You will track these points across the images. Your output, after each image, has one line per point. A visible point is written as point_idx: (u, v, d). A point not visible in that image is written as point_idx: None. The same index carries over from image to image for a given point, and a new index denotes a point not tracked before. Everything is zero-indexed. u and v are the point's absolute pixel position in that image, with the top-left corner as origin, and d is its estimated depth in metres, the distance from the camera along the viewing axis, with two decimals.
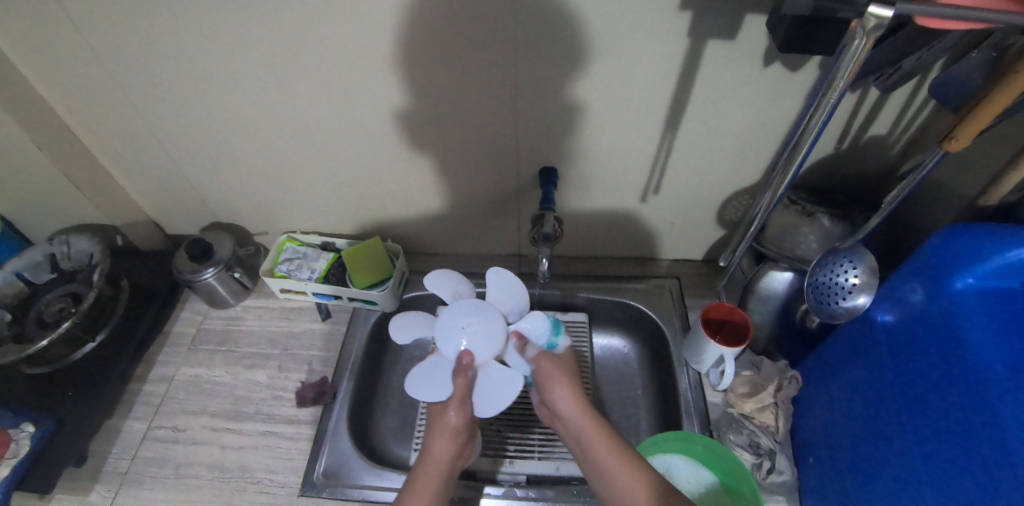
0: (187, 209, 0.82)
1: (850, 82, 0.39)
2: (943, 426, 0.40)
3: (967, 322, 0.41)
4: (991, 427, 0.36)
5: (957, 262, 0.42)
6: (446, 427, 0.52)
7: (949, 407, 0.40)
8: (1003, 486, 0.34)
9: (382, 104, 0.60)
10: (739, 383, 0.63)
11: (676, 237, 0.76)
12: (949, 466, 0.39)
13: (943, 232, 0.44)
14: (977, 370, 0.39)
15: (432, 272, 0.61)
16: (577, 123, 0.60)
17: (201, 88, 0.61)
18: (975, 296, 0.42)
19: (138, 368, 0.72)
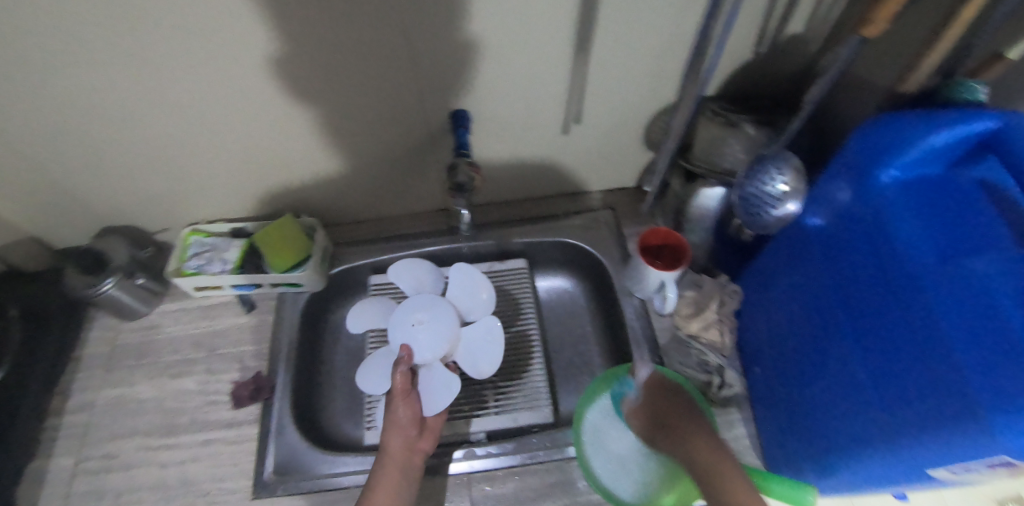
0: (66, 220, 0.71)
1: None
2: (875, 322, 0.40)
3: (895, 216, 0.40)
4: (921, 314, 0.36)
5: (884, 153, 0.40)
6: (393, 424, 0.52)
7: (880, 304, 0.40)
8: (933, 371, 0.34)
9: (249, 67, 0.51)
10: (682, 305, 0.62)
11: (606, 167, 0.72)
12: (884, 358, 0.39)
13: (868, 126, 0.42)
14: (908, 261, 0.38)
15: (398, 261, 0.63)
16: (480, 56, 0.53)
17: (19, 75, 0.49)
18: (901, 188, 0.40)
19: (53, 401, 0.67)
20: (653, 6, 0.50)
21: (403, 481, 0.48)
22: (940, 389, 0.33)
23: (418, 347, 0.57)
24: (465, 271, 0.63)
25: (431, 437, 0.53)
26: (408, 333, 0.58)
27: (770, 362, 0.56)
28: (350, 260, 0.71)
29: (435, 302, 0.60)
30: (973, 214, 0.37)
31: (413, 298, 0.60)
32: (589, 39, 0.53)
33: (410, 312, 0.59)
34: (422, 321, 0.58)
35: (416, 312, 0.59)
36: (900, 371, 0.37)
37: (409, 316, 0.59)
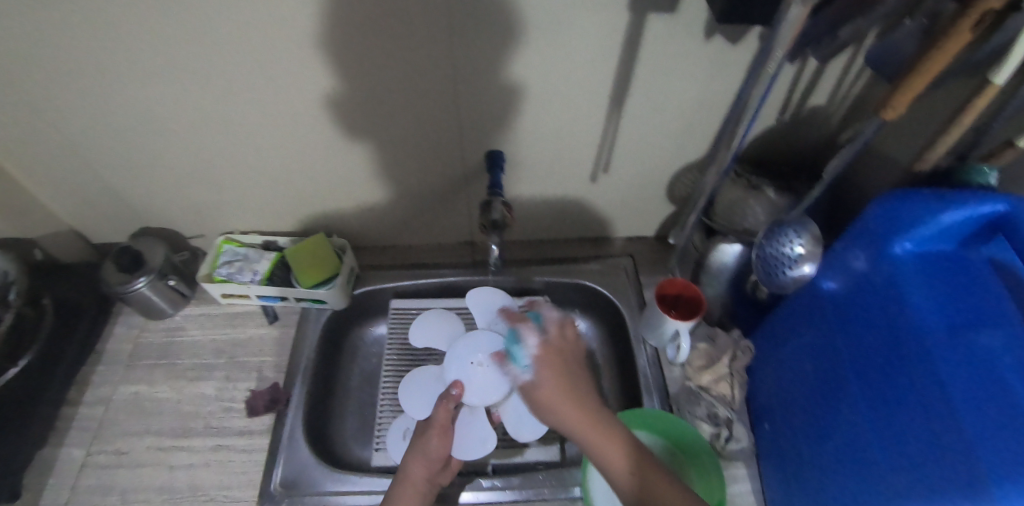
0: (110, 218, 0.76)
1: (788, 52, 0.39)
2: (886, 390, 0.41)
3: (907, 287, 0.41)
4: (930, 386, 0.37)
5: (897, 227, 0.42)
6: (423, 450, 0.52)
7: (891, 372, 0.40)
8: (940, 445, 0.35)
9: (305, 96, 0.55)
10: (696, 356, 0.64)
11: (630, 215, 0.75)
12: (891, 426, 0.40)
13: (882, 199, 0.43)
14: (917, 332, 0.39)
15: (482, 293, 0.67)
16: (521, 105, 0.57)
17: (100, 86, 0.54)
18: (915, 261, 0.41)
19: (71, 392, 0.69)
20: (687, 76, 0.54)
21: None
22: (946, 464, 0.34)
23: (471, 388, 0.61)
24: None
25: (448, 473, 0.54)
26: (467, 372, 0.62)
27: (778, 421, 0.57)
28: (373, 283, 0.73)
29: (501, 349, 0.63)
30: (988, 296, 0.38)
31: (483, 336, 0.64)
32: (623, 95, 0.56)
33: (474, 348, 0.63)
34: (482, 364, 0.62)
35: (481, 354, 0.63)
36: (910, 442, 0.37)
37: (471, 354, 0.63)
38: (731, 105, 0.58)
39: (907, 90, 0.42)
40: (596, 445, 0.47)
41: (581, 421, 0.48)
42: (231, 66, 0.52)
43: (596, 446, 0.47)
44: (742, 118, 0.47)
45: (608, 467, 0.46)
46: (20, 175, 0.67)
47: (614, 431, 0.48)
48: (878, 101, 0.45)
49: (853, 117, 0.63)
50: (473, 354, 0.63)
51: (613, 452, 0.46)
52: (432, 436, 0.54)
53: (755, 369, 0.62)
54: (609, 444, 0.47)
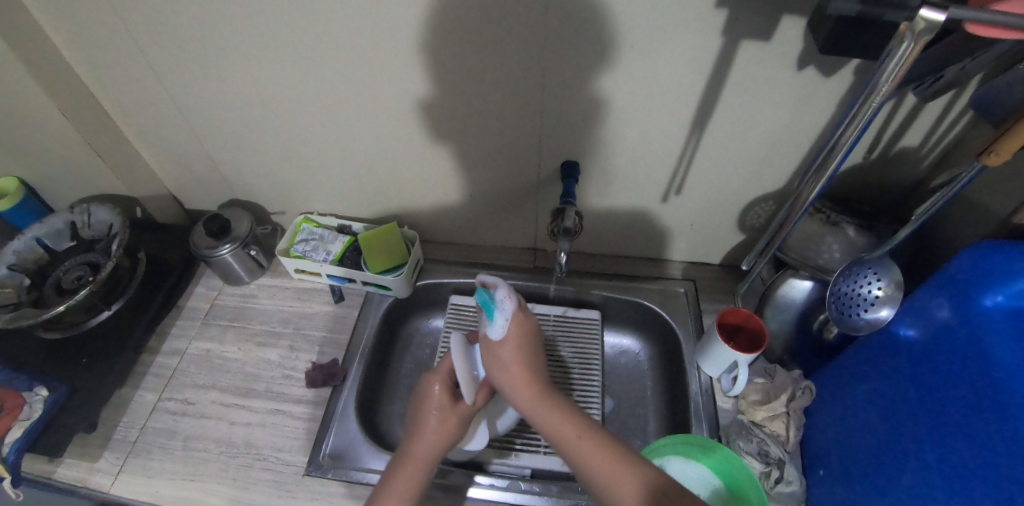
0: (205, 186, 0.83)
1: (894, 88, 0.36)
2: (964, 449, 0.38)
3: (993, 344, 0.38)
4: (1011, 452, 0.34)
5: (986, 277, 0.39)
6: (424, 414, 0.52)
7: (970, 428, 0.38)
8: None
9: (399, 91, 0.58)
10: (751, 391, 0.63)
11: (694, 239, 0.74)
12: (967, 491, 0.37)
13: (973, 249, 0.41)
14: (1000, 391, 0.36)
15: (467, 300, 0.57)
16: (602, 119, 0.58)
17: (222, 68, 0.60)
18: (1007, 316, 0.38)
19: (152, 340, 0.76)
20: (775, 103, 0.54)
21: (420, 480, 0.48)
22: None
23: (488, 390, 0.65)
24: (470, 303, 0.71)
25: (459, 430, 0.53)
26: None
27: (835, 469, 0.54)
28: (434, 277, 0.76)
29: None
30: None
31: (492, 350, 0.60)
32: (705, 118, 0.56)
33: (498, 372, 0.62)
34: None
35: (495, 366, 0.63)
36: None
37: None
38: (817, 139, 0.57)
39: (1014, 137, 0.40)
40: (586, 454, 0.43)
41: (570, 425, 0.46)
42: (336, 59, 0.56)
43: (578, 455, 0.44)
44: (832, 152, 0.44)
45: (602, 488, 0.42)
46: (140, 140, 0.76)
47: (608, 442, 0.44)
48: (980, 145, 0.43)
49: (945, 162, 0.59)
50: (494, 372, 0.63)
51: (604, 463, 0.42)
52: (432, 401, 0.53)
53: (814, 412, 0.59)
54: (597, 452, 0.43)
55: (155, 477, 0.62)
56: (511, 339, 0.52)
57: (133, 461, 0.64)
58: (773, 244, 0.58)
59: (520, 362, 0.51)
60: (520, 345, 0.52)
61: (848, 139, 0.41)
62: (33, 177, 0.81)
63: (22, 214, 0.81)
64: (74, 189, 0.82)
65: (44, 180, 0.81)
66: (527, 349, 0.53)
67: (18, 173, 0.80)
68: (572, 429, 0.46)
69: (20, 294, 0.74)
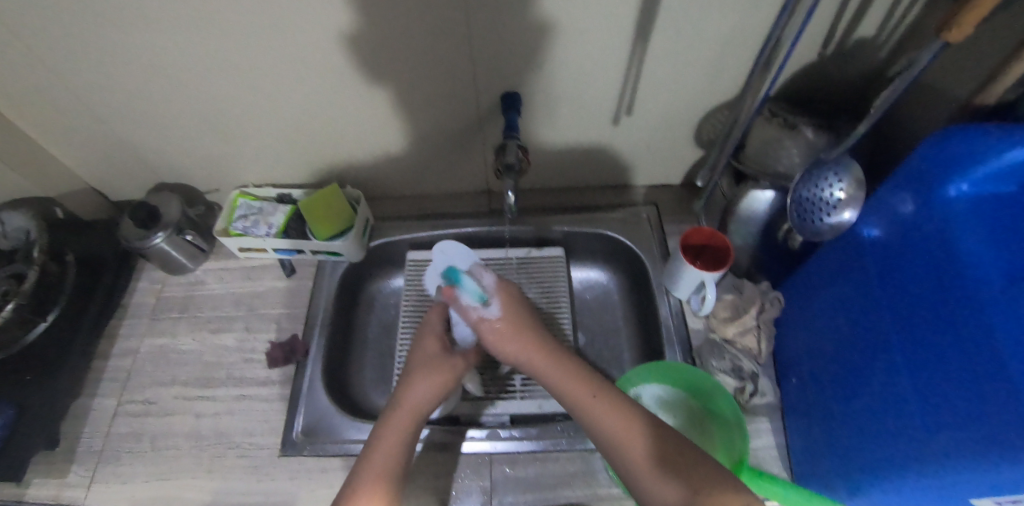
0: (126, 173, 0.75)
1: None
2: (929, 341, 0.38)
3: (960, 232, 0.37)
4: (980, 340, 0.33)
5: (950, 167, 0.37)
6: (427, 385, 0.50)
7: (935, 319, 0.38)
8: (989, 407, 0.31)
9: (313, 36, 0.52)
10: (722, 308, 0.61)
11: (653, 161, 0.71)
12: (933, 383, 0.36)
13: (941, 135, 0.38)
14: (972, 281, 0.35)
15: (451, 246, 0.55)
16: (541, 43, 0.53)
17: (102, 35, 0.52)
18: (971, 205, 0.37)
19: (101, 344, 0.71)
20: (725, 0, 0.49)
21: (405, 450, 0.46)
22: (994, 428, 0.30)
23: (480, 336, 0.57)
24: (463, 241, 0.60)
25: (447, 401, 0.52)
26: None
27: (806, 376, 0.54)
28: (389, 235, 0.73)
29: None
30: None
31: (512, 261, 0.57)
32: (650, 26, 0.51)
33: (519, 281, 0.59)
34: None
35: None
36: (953, 393, 0.35)
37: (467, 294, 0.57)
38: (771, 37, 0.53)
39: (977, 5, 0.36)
40: (595, 410, 0.43)
41: (582, 391, 0.45)
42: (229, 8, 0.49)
43: (589, 414, 0.43)
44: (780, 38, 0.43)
45: (609, 437, 0.42)
46: (36, 130, 0.67)
47: (615, 399, 0.44)
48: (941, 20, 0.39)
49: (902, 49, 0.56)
50: None
51: (619, 422, 0.42)
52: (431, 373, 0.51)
53: (783, 321, 0.59)
54: (608, 410, 0.43)
55: (127, 481, 0.60)
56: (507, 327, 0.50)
57: (103, 469, 0.61)
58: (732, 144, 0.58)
59: (526, 340, 0.49)
60: (518, 329, 0.50)
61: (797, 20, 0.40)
62: None
63: None
64: None
65: None
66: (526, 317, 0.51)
67: None
68: (584, 395, 0.45)
69: None
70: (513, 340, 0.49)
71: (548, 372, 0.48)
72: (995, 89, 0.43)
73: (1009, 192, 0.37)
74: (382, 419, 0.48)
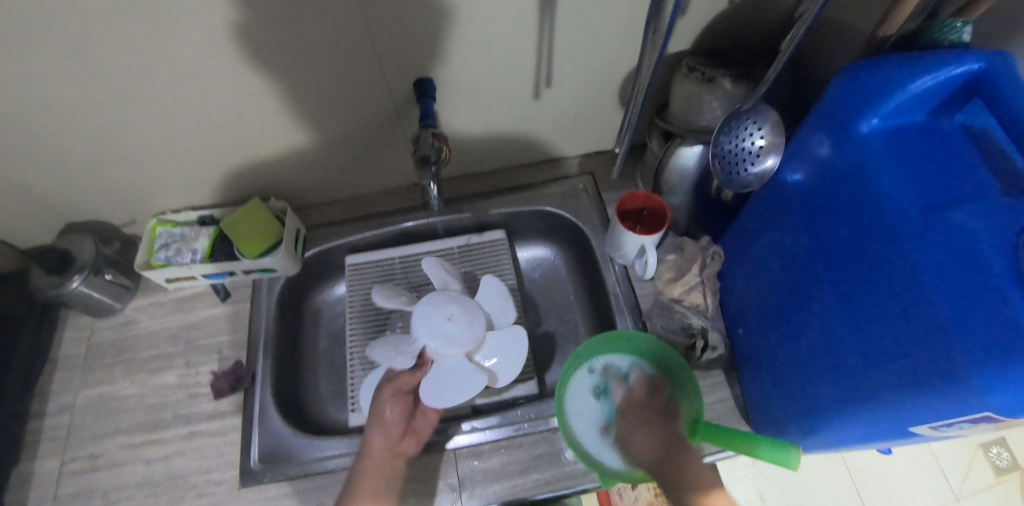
0: (26, 220, 0.69)
1: None
2: (857, 280, 0.38)
3: (876, 166, 0.37)
4: (905, 273, 0.34)
5: (864, 103, 0.38)
6: (380, 421, 0.52)
7: (860, 258, 0.38)
8: (920, 336, 0.32)
9: (192, 47, 0.47)
10: (665, 269, 0.61)
11: (583, 130, 0.70)
12: (865, 317, 0.38)
13: (849, 74, 0.38)
14: (890, 213, 0.35)
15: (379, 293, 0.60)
16: (441, 23, 0.50)
17: None
18: (883, 139, 0.38)
19: (32, 404, 0.66)
20: None
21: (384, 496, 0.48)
22: (927, 356, 0.32)
23: (447, 340, 0.55)
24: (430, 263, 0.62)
25: (413, 439, 0.54)
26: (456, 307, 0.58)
27: (751, 324, 0.55)
28: (323, 243, 0.70)
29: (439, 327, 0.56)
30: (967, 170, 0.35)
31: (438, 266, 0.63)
32: None
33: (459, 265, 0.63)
34: (447, 319, 0.56)
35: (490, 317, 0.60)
36: (884, 330, 0.35)
37: (430, 300, 0.58)
38: None
39: None
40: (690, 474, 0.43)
41: (679, 454, 0.45)
42: (86, 28, 0.44)
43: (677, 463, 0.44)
44: None
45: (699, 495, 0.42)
46: None
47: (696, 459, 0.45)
48: None
49: None
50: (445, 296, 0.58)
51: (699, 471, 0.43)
52: (384, 405, 0.53)
53: (726, 273, 0.60)
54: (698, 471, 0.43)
55: None
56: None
57: None
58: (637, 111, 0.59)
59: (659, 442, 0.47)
60: (641, 415, 0.50)
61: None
62: None
63: None
64: None
65: None
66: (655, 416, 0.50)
67: None
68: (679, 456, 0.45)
69: None
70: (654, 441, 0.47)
71: (661, 458, 0.45)
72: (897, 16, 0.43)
73: (918, 121, 0.38)
74: (353, 476, 0.50)
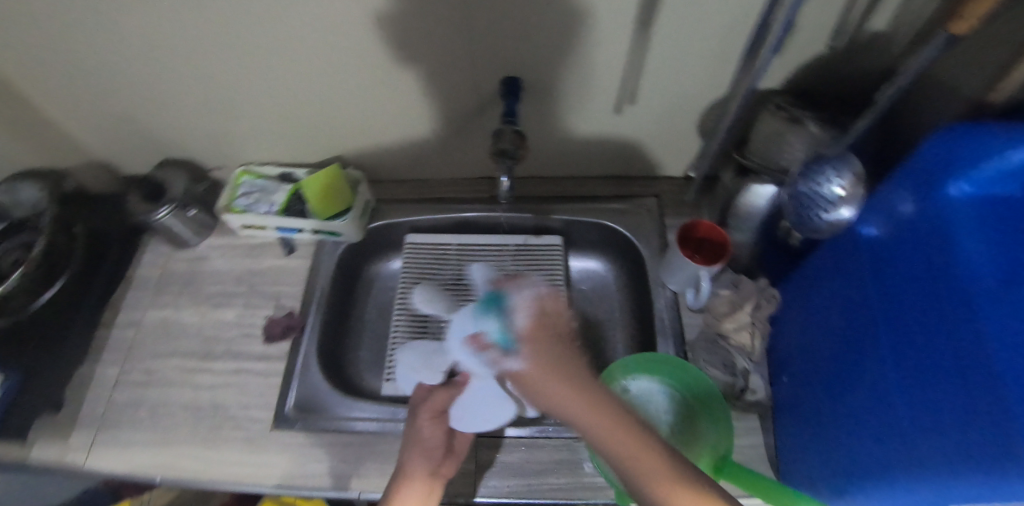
0: (133, 149, 0.76)
1: None
2: (919, 343, 0.37)
3: (958, 230, 0.35)
4: (971, 342, 0.32)
5: (954, 163, 0.36)
6: (418, 446, 0.50)
7: (924, 320, 0.36)
8: (976, 410, 0.30)
9: (310, 17, 0.52)
10: (718, 303, 0.60)
11: (656, 151, 0.70)
12: (920, 383, 0.36)
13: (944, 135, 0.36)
14: (963, 278, 0.34)
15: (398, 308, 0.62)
16: (539, 27, 0.52)
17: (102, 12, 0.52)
18: (972, 205, 0.36)
19: (106, 314, 0.73)
20: None
21: None
22: (981, 431, 0.29)
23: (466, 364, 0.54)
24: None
25: (452, 460, 0.52)
26: None
27: (798, 373, 0.54)
28: (389, 217, 0.73)
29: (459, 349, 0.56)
30: None
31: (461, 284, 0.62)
32: (651, 12, 0.50)
33: None
34: None
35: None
36: (936, 397, 0.34)
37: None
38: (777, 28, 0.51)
39: None
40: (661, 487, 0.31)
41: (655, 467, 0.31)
42: None
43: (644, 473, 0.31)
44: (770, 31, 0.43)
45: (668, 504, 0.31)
46: (44, 102, 0.68)
47: (683, 472, 0.32)
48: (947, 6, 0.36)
49: None
50: None
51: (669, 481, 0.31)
52: (420, 429, 0.51)
53: (780, 319, 0.58)
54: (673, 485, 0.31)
55: (126, 446, 0.61)
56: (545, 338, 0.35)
57: (104, 435, 0.63)
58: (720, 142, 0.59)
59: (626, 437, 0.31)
60: (553, 372, 0.33)
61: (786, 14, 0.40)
62: None
63: None
64: None
65: None
66: (560, 355, 0.34)
67: None
68: (653, 466, 0.32)
69: None
70: (580, 414, 0.32)
71: (628, 459, 0.32)
72: (1002, 87, 0.41)
73: (1007, 194, 0.36)
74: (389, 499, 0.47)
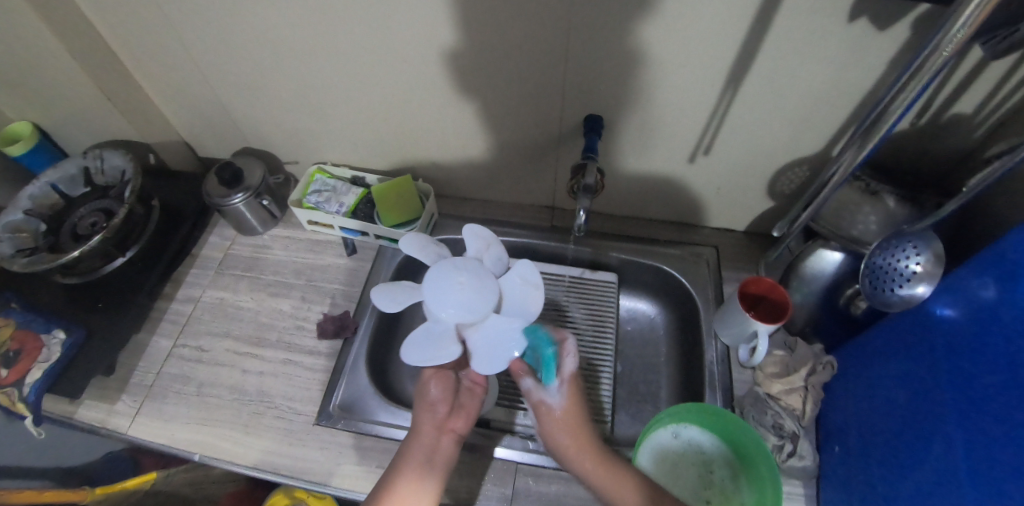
0: (219, 134, 0.81)
1: (959, 48, 0.34)
2: (993, 442, 0.35)
3: None
4: None
5: None
6: (425, 401, 0.52)
7: (1000, 421, 0.35)
8: None
9: (410, 39, 0.55)
10: (769, 363, 0.61)
11: (720, 203, 0.71)
12: (989, 477, 0.35)
13: None
14: None
15: (376, 298, 0.51)
16: (628, 72, 0.54)
17: (224, 12, 0.57)
18: None
19: (167, 287, 0.76)
20: (817, 61, 0.49)
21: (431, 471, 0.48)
22: None
23: (463, 313, 0.47)
24: (411, 243, 0.53)
25: (464, 415, 0.52)
26: (455, 279, 0.48)
27: (852, 447, 0.52)
28: (449, 232, 0.76)
29: (450, 297, 0.47)
30: None
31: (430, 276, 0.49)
32: (742, 72, 0.51)
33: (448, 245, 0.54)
34: (461, 293, 0.48)
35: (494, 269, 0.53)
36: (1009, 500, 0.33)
37: (434, 274, 0.49)
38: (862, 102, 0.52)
39: None
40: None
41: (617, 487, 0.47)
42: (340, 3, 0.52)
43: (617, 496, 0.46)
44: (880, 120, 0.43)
45: None
46: (148, 83, 0.73)
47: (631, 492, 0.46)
48: None
49: (999, 133, 0.54)
50: (442, 276, 0.49)
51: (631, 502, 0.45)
52: (427, 383, 0.53)
53: (834, 388, 0.57)
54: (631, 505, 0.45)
55: (170, 420, 0.63)
56: (557, 420, 0.53)
57: (150, 404, 0.65)
58: (806, 214, 0.56)
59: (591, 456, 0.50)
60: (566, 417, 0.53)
61: (891, 113, 0.41)
62: (47, 122, 0.79)
63: (37, 159, 0.80)
64: (89, 134, 0.81)
65: (58, 125, 0.80)
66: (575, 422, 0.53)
67: (32, 118, 0.79)
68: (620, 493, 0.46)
69: (37, 239, 0.72)
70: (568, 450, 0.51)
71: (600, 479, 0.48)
72: None
73: None
74: (399, 453, 0.49)
